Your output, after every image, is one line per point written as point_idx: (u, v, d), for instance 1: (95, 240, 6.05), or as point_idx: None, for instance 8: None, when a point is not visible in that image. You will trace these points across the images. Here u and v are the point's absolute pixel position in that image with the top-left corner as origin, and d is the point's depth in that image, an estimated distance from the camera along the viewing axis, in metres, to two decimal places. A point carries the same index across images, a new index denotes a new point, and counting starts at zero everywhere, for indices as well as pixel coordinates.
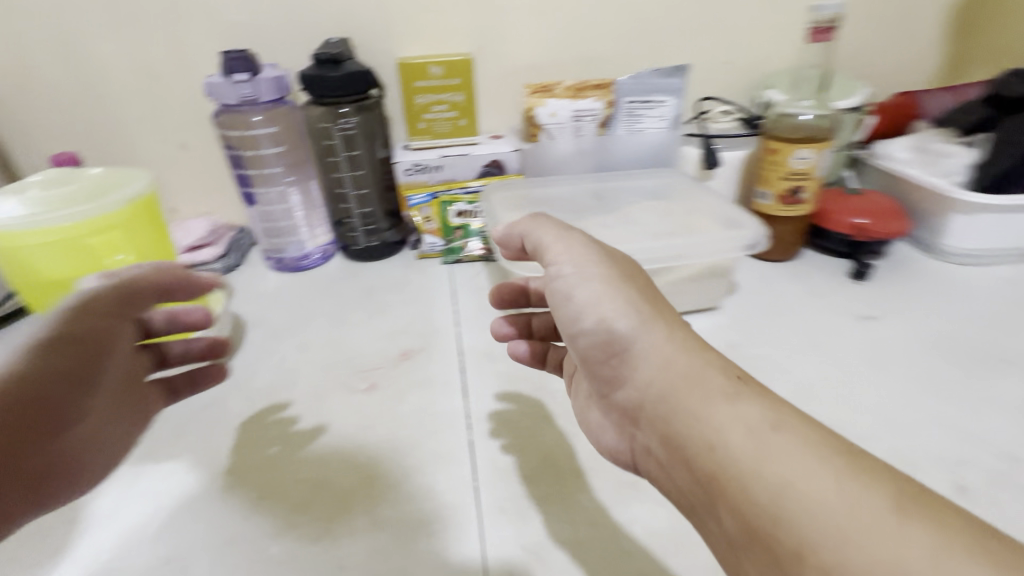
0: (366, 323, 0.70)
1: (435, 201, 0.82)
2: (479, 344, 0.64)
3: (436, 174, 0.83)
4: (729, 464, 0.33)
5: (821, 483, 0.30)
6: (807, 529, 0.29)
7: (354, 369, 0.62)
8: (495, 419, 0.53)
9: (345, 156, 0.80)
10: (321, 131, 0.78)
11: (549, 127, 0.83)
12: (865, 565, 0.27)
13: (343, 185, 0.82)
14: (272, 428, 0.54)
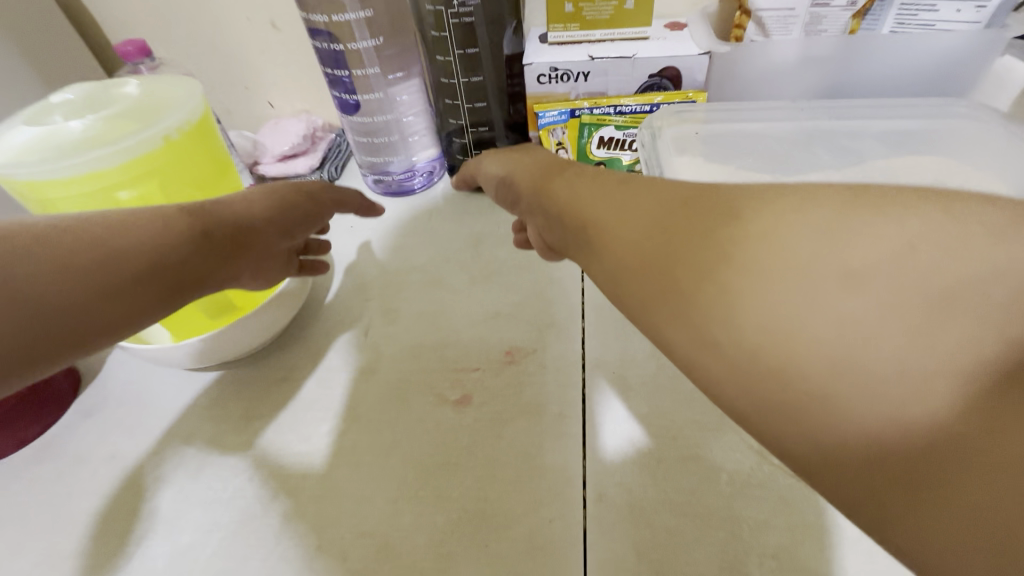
0: (467, 293, 0.56)
1: (574, 122, 0.60)
2: (610, 357, 0.47)
3: (580, 84, 0.59)
4: (624, 227, 0.27)
5: (737, 284, 0.23)
6: (732, 359, 0.22)
7: (447, 364, 0.49)
8: (624, 498, 0.38)
9: (460, 54, 0.59)
10: (430, 16, 0.56)
11: (765, 16, 0.53)
12: (798, 338, 0.21)
13: (456, 94, 0.62)
14: (345, 435, 0.45)
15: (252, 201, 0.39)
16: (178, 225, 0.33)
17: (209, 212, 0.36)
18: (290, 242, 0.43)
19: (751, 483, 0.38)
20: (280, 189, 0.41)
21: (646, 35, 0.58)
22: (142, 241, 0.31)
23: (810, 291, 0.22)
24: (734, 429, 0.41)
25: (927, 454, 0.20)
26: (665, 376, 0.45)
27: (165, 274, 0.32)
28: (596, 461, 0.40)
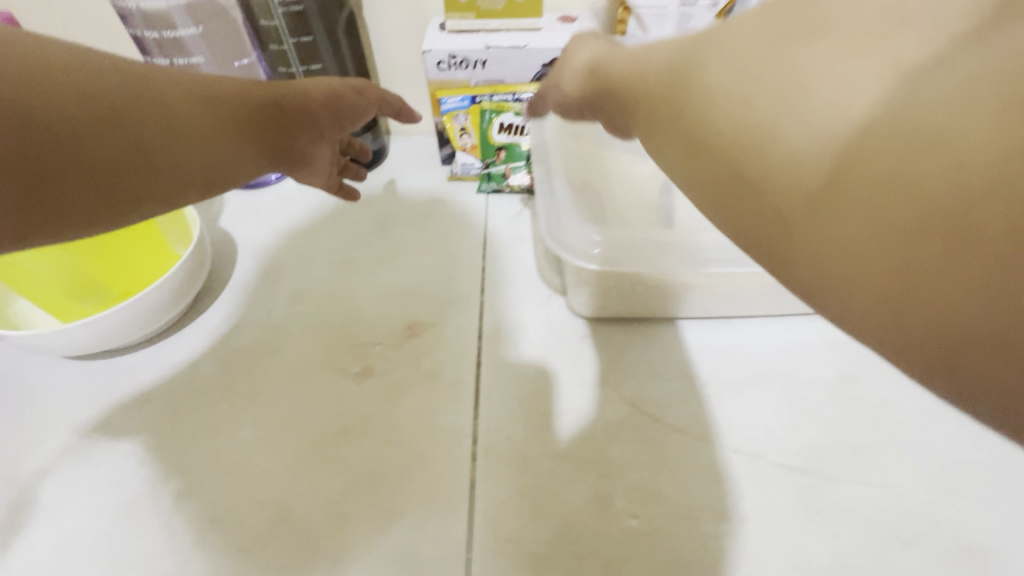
0: (375, 273, 0.58)
1: (475, 108, 0.64)
2: (507, 326, 0.51)
3: (478, 71, 0.62)
4: (700, 78, 0.22)
5: (820, 90, 0.18)
6: (785, 161, 0.19)
7: (351, 340, 0.50)
8: (509, 449, 0.41)
9: (294, 43, 0.57)
10: (256, 7, 0.55)
11: (641, 11, 0.59)
12: (822, 108, 0.18)
13: (296, 85, 0.61)
14: (244, 412, 0.45)
15: (332, 90, 0.42)
16: (248, 83, 0.35)
17: (279, 94, 0.37)
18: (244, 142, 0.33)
19: (623, 428, 0.43)
20: (330, 82, 0.42)
21: (539, 27, 0.61)
22: (229, 85, 0.33)
23: (819, 62, 0.18)
24: (611, 384, 0.46)
25: (932, 215, 0.15)
26: (554, 341, 0.50)
27: (260, 138, 0.34)
28: (488, 418, 0.43)
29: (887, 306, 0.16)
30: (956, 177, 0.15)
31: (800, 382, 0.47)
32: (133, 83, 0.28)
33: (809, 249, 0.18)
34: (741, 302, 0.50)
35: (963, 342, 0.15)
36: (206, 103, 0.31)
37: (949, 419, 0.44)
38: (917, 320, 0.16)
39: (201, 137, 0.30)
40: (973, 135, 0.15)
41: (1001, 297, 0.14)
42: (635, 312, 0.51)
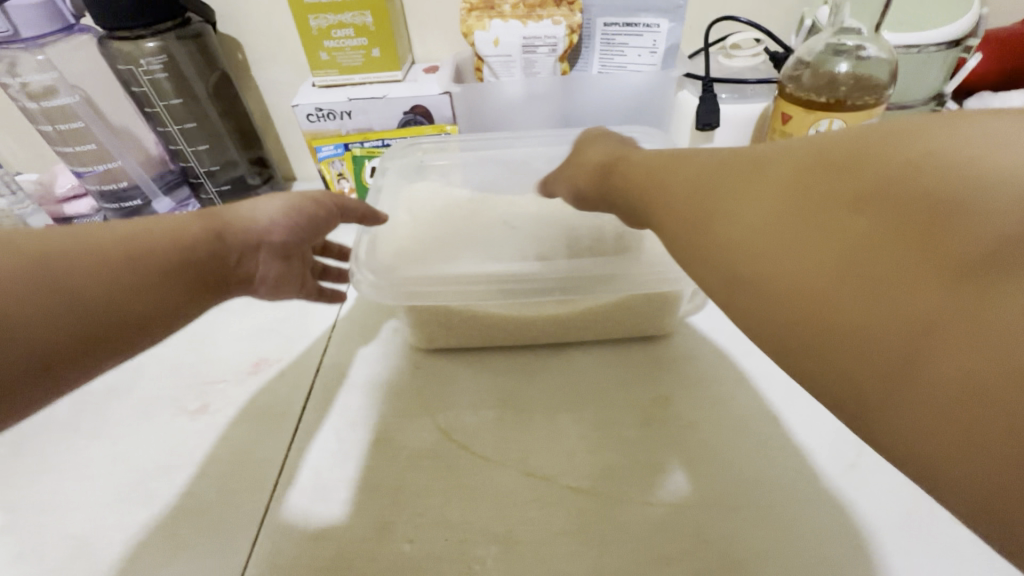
0: (241, 312, 0.61)
1: (348, 154, 0.69)
2: (346, 359, 0.54)
3: (346, 121, 0.67)
4: (723, 213, 0.24)
5: (783, 233, 0.21)
6: (796, 295, 0.21)
7: (198, 379, 0.53)
8: (311, 479, 0.43)
9: (166, 105, 0.65)
10: (125, 77, 0.63)
11: (490, 60, 0.63)
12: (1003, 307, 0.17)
13: (174, 142, 0.68)
14: (81, 451, 0.48)
15: (298, 211, 0.47)
16: (198, 227, 0.39)
17: (223, 226, 0.41)
18: (178, 301, 0.36)
19: (427, 456, 0.45)
20: (290, 199, 0.47)
21: (399, 78, 0.67)
22: (174, 237, 0.37)
23: (837, 214, 0.20)
24: (428, 413, 0.48)
25: (956, 381, 0.17)
26: (388, 372, 0.52)
27: (202, 280, 0.38)
28: (300, 449, 0.46)
29: (946, 459, 0.18)
30: (953, 345, 0.17)
31: (615, 406, 0.49)
32: (90, 273, 0.32)
33: (883, 418, 0.19)
34: (564, 330, 0.52)
35: (999, 505, 0.17)
36: (156, 266, 0.35)
37: (751, 438, 0.45)
38: (941, 471, 0.18)
39: (149, 302, 0.34)
40: (938, 308, 0.18)
41: (919, 417, 0.18)
42: (466, 342, 0.53)
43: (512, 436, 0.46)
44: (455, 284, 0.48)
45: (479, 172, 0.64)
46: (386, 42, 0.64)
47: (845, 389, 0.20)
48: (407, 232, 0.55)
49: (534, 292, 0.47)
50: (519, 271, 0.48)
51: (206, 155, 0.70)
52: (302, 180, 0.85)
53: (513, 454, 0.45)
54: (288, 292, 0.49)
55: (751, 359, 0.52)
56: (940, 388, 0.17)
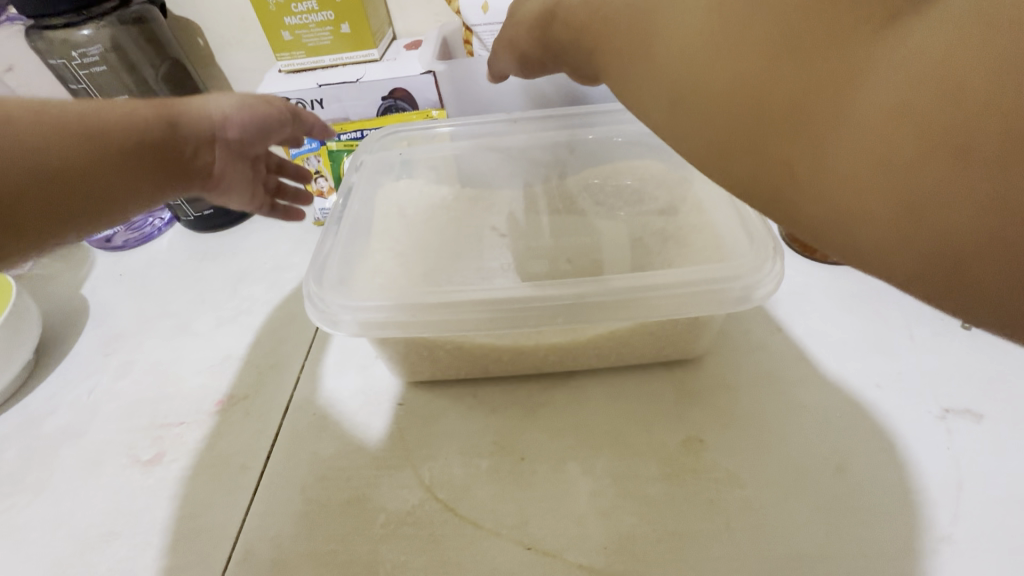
0: (208, 336, 0.55)
1: (324, 149, 0.60)
2: (319, 395, 0.46)
3: (317, 111, 0.58)
4: (666, 16, 0.23)
5: (739, 3, 0.20)
6: (726, 92, 0.21)
7: (155, 420, 0.47)
8: (269, 552, 0.37)
9: (112, 103, 0.57)
10: (61, 73, 0.55)
11: (479, 30, 0.53)
12: (901, 70, 0.17)
13: None
14: (26, 508, 0.43)
15: (261, 108, 0.40)
16: (145, 111, 0.33)
17: (173, 113, 0.34)
18: (131, 183, 0.31)
19: (406, 521, 0.37)
20: (249, 95, 0.40)
21: (376, 57, 0.58)
22: (111, 116, 0.31)
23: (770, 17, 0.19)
24: (409, 464, 0.41)
25: (882, 150, 0.17)
26: (366, 412, 0.45)
27: (143, 171, 0.31)
28: (259, 513, 0.39)
29: (903, 214, 0.17)
30: (976, 86, 0.15)
31: (636, 454, 0.40)
32: (24, 143, 0.26)
33: (809, 192, 0.19)
34: (572, 359, 0.43)
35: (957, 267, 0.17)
36: (95, 147, 0.29)
37: (810, 497, 0.36)
38: (878, 237, 0.18)
39: (86, 179, 0.29)
40: (949, 50, 0.16)
41: (850, 212, 0.18)
42: (456, 373, 0.45)
43: (509, 493, 0.38)
44: (444, 314, 0.38)
45: (471, 162, 0.54)
46: (355, 15, 0.55)
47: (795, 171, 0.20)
48: (384, 240, 0.47)
49: (536, 320, 0.37)
50: (518, 294, 0.38)
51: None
52: None
53: (511, 522, 0.37)
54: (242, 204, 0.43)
55: (805, 389, 0.42)
56: (911, 164, 0.17)
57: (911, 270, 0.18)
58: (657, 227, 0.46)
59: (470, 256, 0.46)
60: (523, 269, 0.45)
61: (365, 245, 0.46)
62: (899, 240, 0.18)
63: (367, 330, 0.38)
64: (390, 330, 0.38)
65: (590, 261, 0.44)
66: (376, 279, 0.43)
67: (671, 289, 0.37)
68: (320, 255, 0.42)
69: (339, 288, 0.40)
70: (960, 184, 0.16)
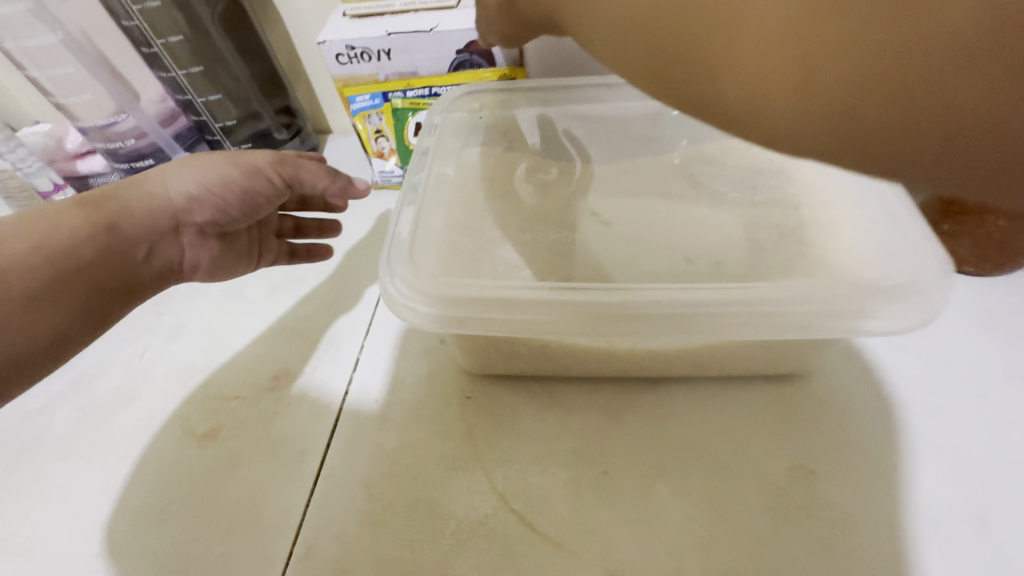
0: (261, 303, 0.51)
1: (388, 106, 0.55)
2: (381, 380, 0.43)
3: (383, 63, 0.52)
4: None
5: None
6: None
7: (208, 391, 0.45)
8: (331, 552, 0.34)
9: (164, 43, 0.53)
10: (113, 8, 0.51)
11: None
12: None
13: (182, 90, 0.57)
14: (81, 472, 0.42)
15: (228, 186, 0.39)
16: (80, 223, 0.34)
17: (118, 213, 0.36)
18: (78, 303, 0.33)
19: (478, 532, 0.34)
20: (211, 165, 0.39)
21: (453, 3, 0.51)
22: (50, 244, 0.32)
23: None
24: (480, 467, 0.37)
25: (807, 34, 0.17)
26: (432, 403, 0.41)
27: (92, 296, 0.34)
28: (320, 507, 0.36)
29: (832, 101, 0.17)
30: None
31: (734, 479, 0.35)
32: None
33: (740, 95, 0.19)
34: (665, 364, 0.38)
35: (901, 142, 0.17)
36: (19, 297, 0.31)
37: (941, 552, 0.32)
38: (817, 126, 0.18)
39: (40, 347, 0.31)
40: None
41: (785, 107, 0.18)
42: (532, 369, 0.40)
43: (591, 512, 0.35)
44: (535, 312, 0.34)
45: (552, 127, 0.48)
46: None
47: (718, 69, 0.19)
48: (460, 217, 0.43)
49: (639, 327, 0.33)
50: (628, 295, 0.33)
51: (220, 107, 0.59)
52: (337, 133, 0.72)
53: (594, 548, 0.33)
54: (236, 273, 0.45)
55: (933, 422, 0.37)
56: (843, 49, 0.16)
57: (851, 153, 0.18)
58: (772, 220, 0.40)
59: (554, 238, 0.42)
60: (622, 263, 0.39)
61: (441, 224, 0.41)
62: (810, 122, 0.18)
63: (446, 326, 0.34)
64: (469, 327, 0.34)
65: (708, 263, 0.38)
66: (453, 263, 0.39)
67: (803, 304, 0.32)
68: (394, 233, 0.37)
69: (418, 272, 0.36)
70: (894, 61, 0.16)
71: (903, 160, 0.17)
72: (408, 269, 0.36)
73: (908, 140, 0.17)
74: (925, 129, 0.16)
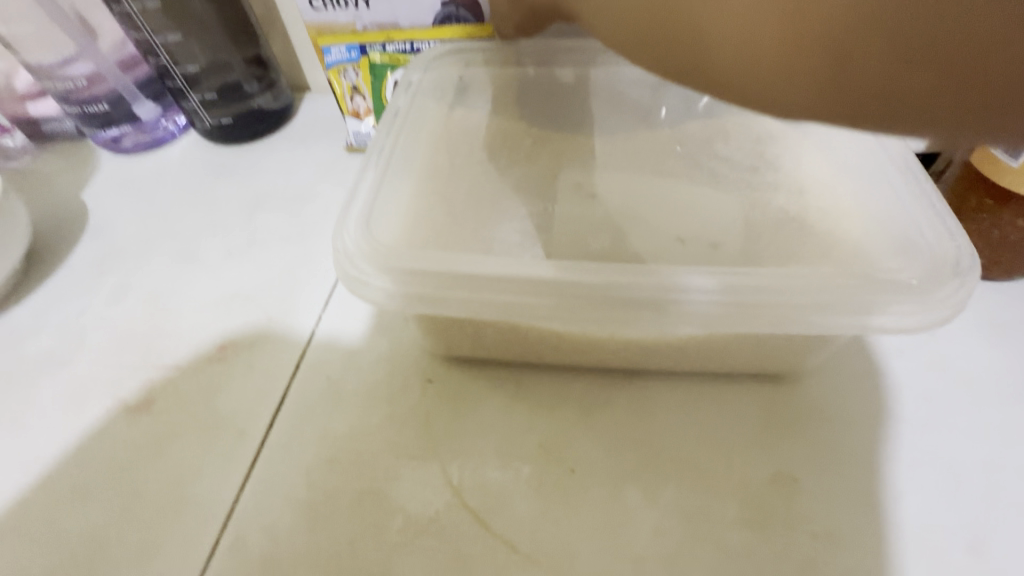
0: (215, 268, 0.47)
1: (365, 59, 0.50)
2: (336, 356, 0.39)
3: (362, 12, 0.48)
4: None
5: None
6: None
7: (147, 358, 0.41)
8: (262, 545, 0.31)
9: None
10: None
11: None
12: None
13: (139, 30, 0.52)
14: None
15: None
16: None
17: None
18: None
19: (426, 530, 0.31)
20: None
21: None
22: None
23: None
24: (436, 459, 0.34)
25: None
26: (389, 385, 0.37)
27: None
28: (255, 494, 0.33)
29: (800, 43, 0.17)
30: None
31: (714, 488, 0.32)
32: None
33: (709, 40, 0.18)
34: (647, 357, 0.35)
35: (875, 92, 0.16)
36: None
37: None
38: (784, 76, 0.17)
39: None
40: None
41: (759, 51, 0.17)
42: (502, 355, 0.37)
43: (553, 516, 0.31)
44: (503, 291, 0.30)
45: (542, 88, 0.43)
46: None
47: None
48: (434, 186, 0.38)
49: (617, 313, 0.29)
50: (608, 278, 0.30)
51: (183, 53, 0.54)
52: (315, 92, 0.67)
53: (553, 555, 0.30)
54: None
55: (932, 437, 0.34)
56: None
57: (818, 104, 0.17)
58: (773, 206, 0.36)
59: (535, 212, 0.38)
60: (610, 243, 0.35)
61: (411, 195, 0.37)
62: (800, 53, 0.17)
63: (398, 304, 0.30)
64: (431, 307, 0.30)
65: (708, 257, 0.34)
66: (422, 237, 0.35)
67: (805, 301, 0.28)
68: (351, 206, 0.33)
69: (379, 246, 0.31)
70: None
71: (875, 97, 0.16)
72: (364, 237, 0.32)
73: (915, 76, 0.16)
74: (897, 76, 0.16)
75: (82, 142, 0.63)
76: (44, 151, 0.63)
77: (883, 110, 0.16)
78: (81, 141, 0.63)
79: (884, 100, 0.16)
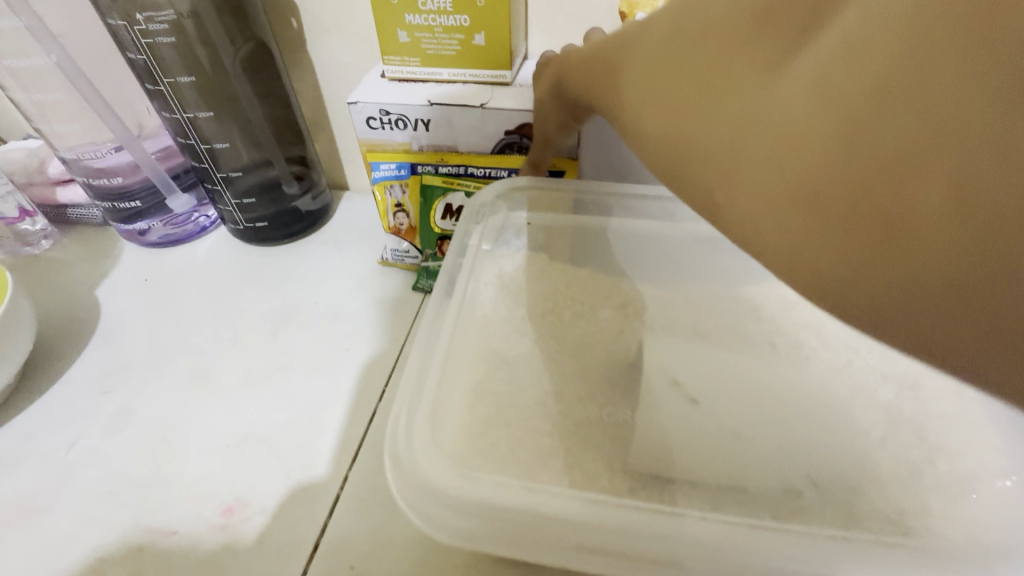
0: (230, 396, 0.42)
1: (415, 177, 0.48)
2: (361, 535, 0.34)
3: (421, 136, 0.46)
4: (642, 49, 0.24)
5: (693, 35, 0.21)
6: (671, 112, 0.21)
7: (140, 517, 0.36)
8: None
9: (173, 83, 0.46)
10: (118, 36, 0.44)
11: None
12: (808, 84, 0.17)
13: (184, 133, 0.50)
14: None
15: None
16: None
17: None
18: None
19: None
20: None
21: (508, 79, 0.45)
22: None
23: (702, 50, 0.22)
24: None
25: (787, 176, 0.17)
26: None
27: None
28: None
29: (806, 232, 0.17)
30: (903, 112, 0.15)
31: None
32: None
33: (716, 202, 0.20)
34: None
35: (880, 300, 0.16)
36: None
37: None
38: (792, 260, 0.17)
39: None
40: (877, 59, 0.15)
41: (772, 230, 0.18)
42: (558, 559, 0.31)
43: None
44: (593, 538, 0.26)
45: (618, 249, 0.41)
46: (495, 25, 0.42)
47: (719, 135, 0.20)
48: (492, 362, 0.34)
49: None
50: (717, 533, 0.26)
51: (227, 157, 0.52)
52: (355, 193, 0.65)
53: None
54: None
55: None
56: (828, 187, 0.16)
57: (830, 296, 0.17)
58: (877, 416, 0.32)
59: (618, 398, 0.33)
60: (698, 442, 0.31)
61: (470, 377, 0.33)
62: (804, 243, 0.17)
63: (466, 538, 0.26)
64: (498, 542, 0.26)
65: (804, 480, 0.30)
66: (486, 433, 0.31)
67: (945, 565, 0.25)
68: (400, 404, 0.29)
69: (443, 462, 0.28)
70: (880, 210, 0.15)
71: (869, 303, 0.16)
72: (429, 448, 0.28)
73: (915, 294, 0.15)
74: (905, 290, 0.15)
75: (106, 228, 0.60)
76: (67, 235, 0.60)
77: (871, 316, 0.16)
78: (106, 228, 0.60)
79: (876, 308, 0.16)
